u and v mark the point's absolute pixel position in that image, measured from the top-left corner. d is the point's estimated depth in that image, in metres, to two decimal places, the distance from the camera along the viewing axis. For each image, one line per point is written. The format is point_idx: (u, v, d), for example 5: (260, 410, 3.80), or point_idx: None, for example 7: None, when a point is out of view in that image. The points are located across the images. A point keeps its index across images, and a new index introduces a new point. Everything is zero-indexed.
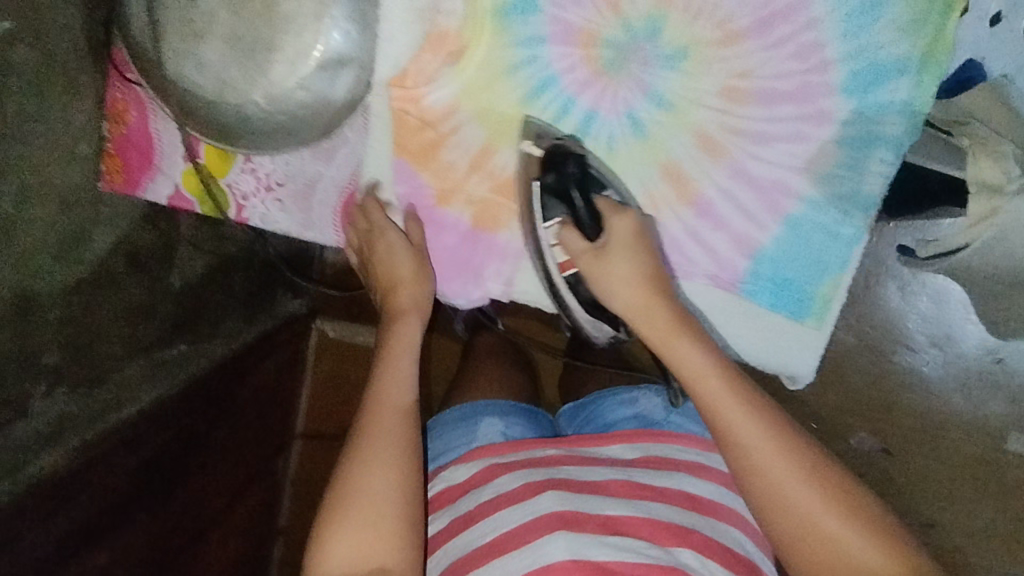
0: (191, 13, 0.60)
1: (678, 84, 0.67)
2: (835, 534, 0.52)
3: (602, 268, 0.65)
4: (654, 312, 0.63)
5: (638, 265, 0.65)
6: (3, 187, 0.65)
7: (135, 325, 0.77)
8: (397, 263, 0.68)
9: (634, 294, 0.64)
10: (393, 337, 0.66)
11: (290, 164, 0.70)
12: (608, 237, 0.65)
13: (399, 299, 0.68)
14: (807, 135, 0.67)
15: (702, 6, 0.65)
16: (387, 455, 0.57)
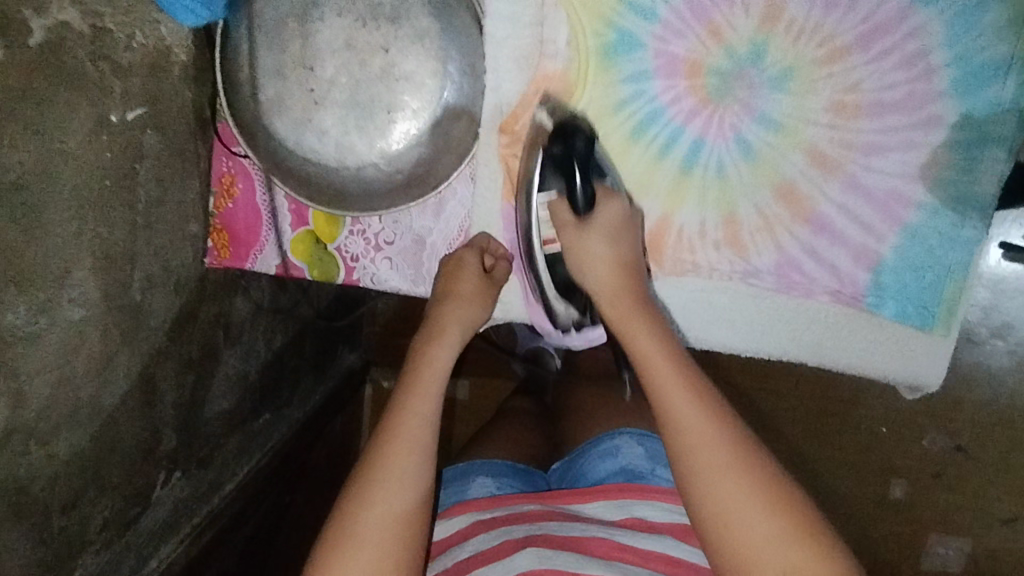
0: (310, 84, 0.60)
1: (786, 105, 0.66)
2: (744, 512, 0.54)
3: (582, 243, 0.66)
4: (636, 332, 0.63)
5: (615, 257, 0.66)
6: (131, 277, 0.62)
7: (239, 400, 0.81)
8: (462, 280, 0.67)
9: (605, 276, 0.66)
10: (423, 362, 0.65)
11: (398, 222, 0.69)
12: (596, 217, 0.66)
13: (443, 315, 0.67)
14: (918, 142, 0.67)
15: (804, 26, 0.65)
16: (387, 509, 0.57)
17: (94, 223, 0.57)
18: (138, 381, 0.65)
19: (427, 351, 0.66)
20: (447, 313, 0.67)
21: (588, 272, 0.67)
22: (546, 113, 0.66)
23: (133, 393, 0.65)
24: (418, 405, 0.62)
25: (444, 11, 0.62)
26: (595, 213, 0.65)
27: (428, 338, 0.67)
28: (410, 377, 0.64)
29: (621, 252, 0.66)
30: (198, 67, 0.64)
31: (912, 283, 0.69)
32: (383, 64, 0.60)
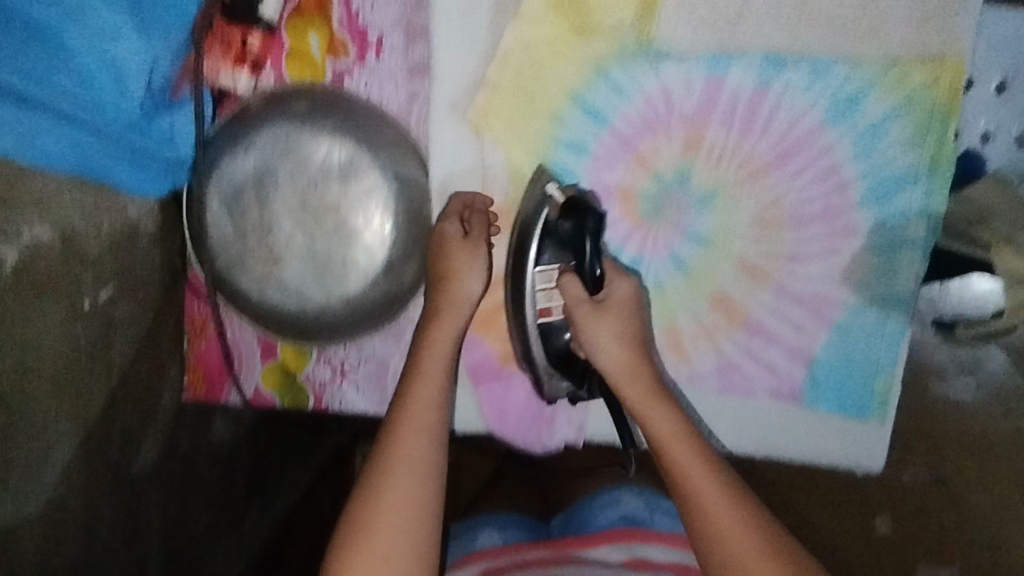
0: (270, 242, 0.64)
1: (713, 223, 0.72)
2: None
3: (592, 321, 0.65)
4: (654, 415, 0.62)
5: (624, 336, 0.66)
6: (112, 437, 0.64)
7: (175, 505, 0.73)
8: (453, 255, 0.65)
9: (618, 355, 0.65)
10: (425, 357, 0.62)
11: (363, 349, 0.73)
12: (607, 294, 0.67)
13: (443, 296, 0.65)
14: (839, 248, 0.73)
15: (723, 152, 0.71)
16: (398, 511, 0.56)
17: (69, 410, 0.59)
18: (125, 512, 0.67)
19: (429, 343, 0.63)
20: (448, 290, 0.64)
21: (599, 351, 0.65)
22: (557, 188, 0.68)
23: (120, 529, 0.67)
24: (426, 392, 0.61)
25: (394, 164, 0.66)
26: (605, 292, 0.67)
27: (429, 319, 0.64)
28: (411, 378, 0.62)
29: (631, 330, 0.66)
30: (164, 228, 0.66)
31: (845, 377, 0.75)
32: (336, 221, 0.65)
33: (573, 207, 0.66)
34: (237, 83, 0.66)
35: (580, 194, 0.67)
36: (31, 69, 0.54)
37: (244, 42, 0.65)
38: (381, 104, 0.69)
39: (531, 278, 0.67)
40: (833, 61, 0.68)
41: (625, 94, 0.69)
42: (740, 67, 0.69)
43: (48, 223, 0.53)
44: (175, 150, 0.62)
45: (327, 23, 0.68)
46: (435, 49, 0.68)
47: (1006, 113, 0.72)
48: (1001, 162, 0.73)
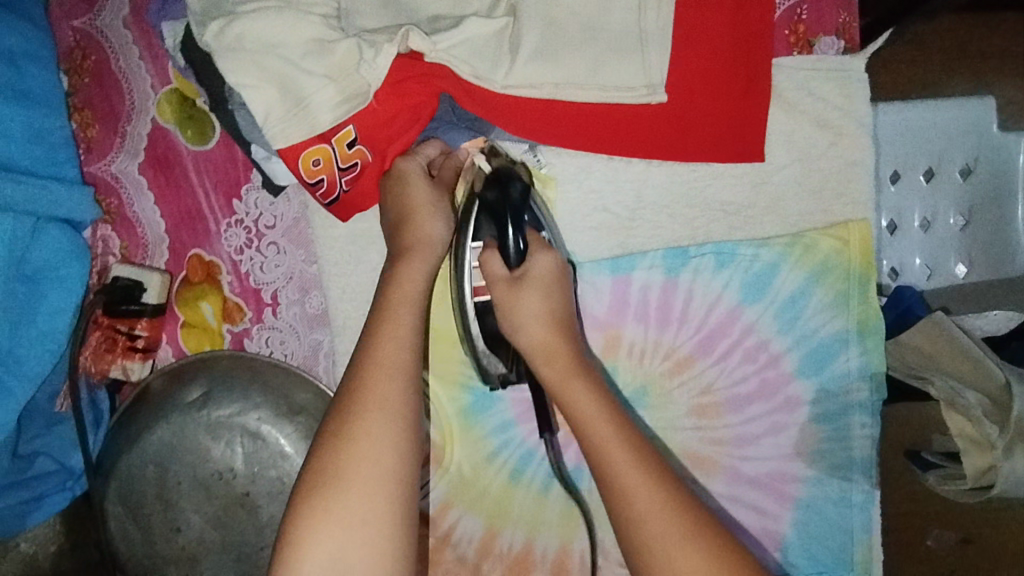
0: (180, 540, 0.60)
1: (649, 420, 0.68)
2: None
3: (514, 299, 0.56)
4: (581, 407, 0.52)
5: (553, 316, 0.56)
6: None
7: None
8: (410, 195, 0.58)
9: (541, 334, 0.55)
10: (398, 278, 0.54)
11: None
12: (529, 270, 0.57)
13: (413, 235, 0.57)
14: (784, 424, 0.68)
15: (644, 348, 0.68)
16: (383, 410, 0.47)
17: None
18: None
19: (389, 319, 0.52)
20: (412, 228, 0.57)
21: (520, 332, 0.56)
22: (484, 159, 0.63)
23: None
24: (388, 366, 0.49)
25: (306, 428, 0.63)
26: (529, 264, 0.58)
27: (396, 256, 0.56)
28: (385, 295, 0.53)
29: (557, 306, 0.57)
30: (70, 540, 0.63)
31: (822, 556, 0.69)
32: (245, 505, 0.60)
33: (494, 179, 0.60)
34: (129, 372, 0.64)
35: (506, 167, 0.61)
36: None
37: (131, 333, 0.63)
38: (286, 359, 0.67)
39: (468, 257, 0.62)
40: (736, 244, 0.67)
41: None
42: (644, 265, 0.67)
43: None
44: (66, 471, 0.60)
45: (218, 289, 0.66)
46: (330, 297, 0.67)
47: (938, 198, 0.72)
48: (931, 254, 0.73)
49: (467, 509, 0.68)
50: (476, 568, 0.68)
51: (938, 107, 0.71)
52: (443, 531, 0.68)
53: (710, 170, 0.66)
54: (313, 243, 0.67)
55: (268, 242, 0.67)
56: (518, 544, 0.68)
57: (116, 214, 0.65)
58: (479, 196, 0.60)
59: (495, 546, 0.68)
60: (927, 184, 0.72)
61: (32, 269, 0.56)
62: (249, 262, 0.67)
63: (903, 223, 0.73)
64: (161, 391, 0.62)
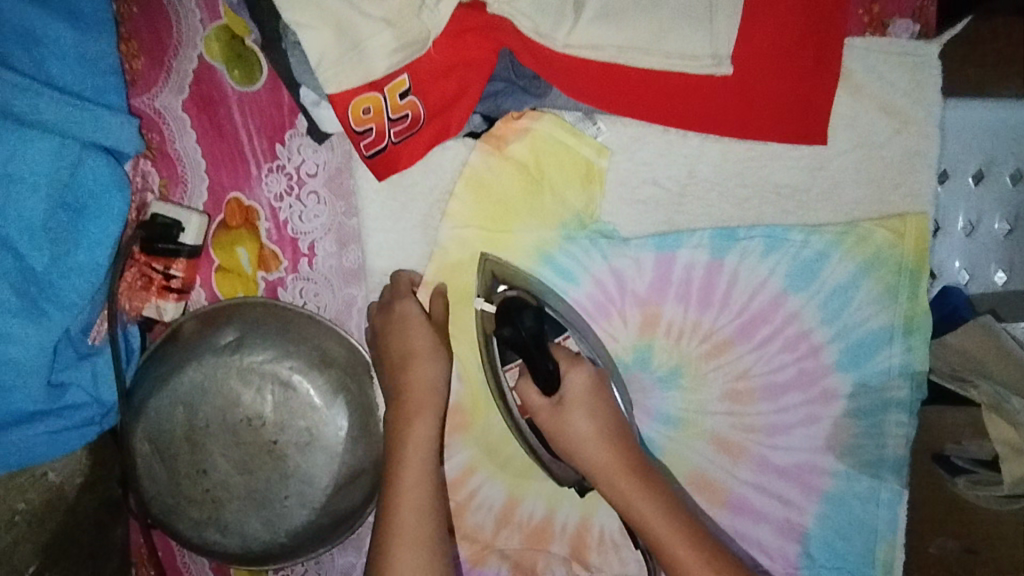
0: (205, 483, 0.60)
1: (681, 401, 0.67)
2: None
3: (562, 426, 0.60)
4: (639, 506, 0.58)
5: (604, 435, 0.59)
6: None
7: None
8: (410, 337, 0.61)
9: (602, 458, 0.59)
10: (408, 388, 0.60)
11: (321, 562, 0.69)
12: (564, 395, 0.60)
13: (412, 370, 0.60)
14: (818, 415, 0.67)
15: (683, 328, 0.66)
16: (416, 506, 0.57)
17: None
18: None
19: (408, 426, 0.59)
20: (405, 353, 0.60)
21: (580, 454, 0.59)
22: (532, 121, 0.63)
23: None
24: (414, 477, 0.57)
25: (337, 381, 0.63)
26: (562, 388, 0.60)
27: (395, 368, 0.60)
28: (400, 407, 0.59)
29: (609, 425, 0.60)
30: (92, 474, 0.62)
31: (843, 550, 0.69)
32: (275, 452, 0.61)
33: (506, 315, 0.60)
34: (163, 312, 0.63)
35: (517, 295, 0.62)
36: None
37: (167, 273, 0.62)
38: (319, 310, 0.66)
39: (509, 383, 0.64)
40: (787, 229, 0.65)
41: (574, 280, 0.66)
42: (690, 244, 0.65)
43: None
44: (96, 406, 0.59)
45: (255, 236, 0.66)
46: (368, 252, 0.66)
47: (986, 202, 0.69)
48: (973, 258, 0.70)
49: (490, 475, 0.68)
50: (495, 534, 0.68)
51: (1006, 103, 0.67)
52: (464, 496, 0.68)
53: (767, 149, 0.64)
54: (354, 196, 0.65)
55: (309, 191, 0.65)
56: (539, 514, 0.68)
57: (157, 149, 0.64)
58: (498, 335, 0.60)
59: (515, 514, 0.68)
60: (975, 187, 0.70)
61: (73, 198, 0.55)
62: (289, 210, 0.65)
63: (946, 225, 0.70)
64: (192, 334, 0.61)
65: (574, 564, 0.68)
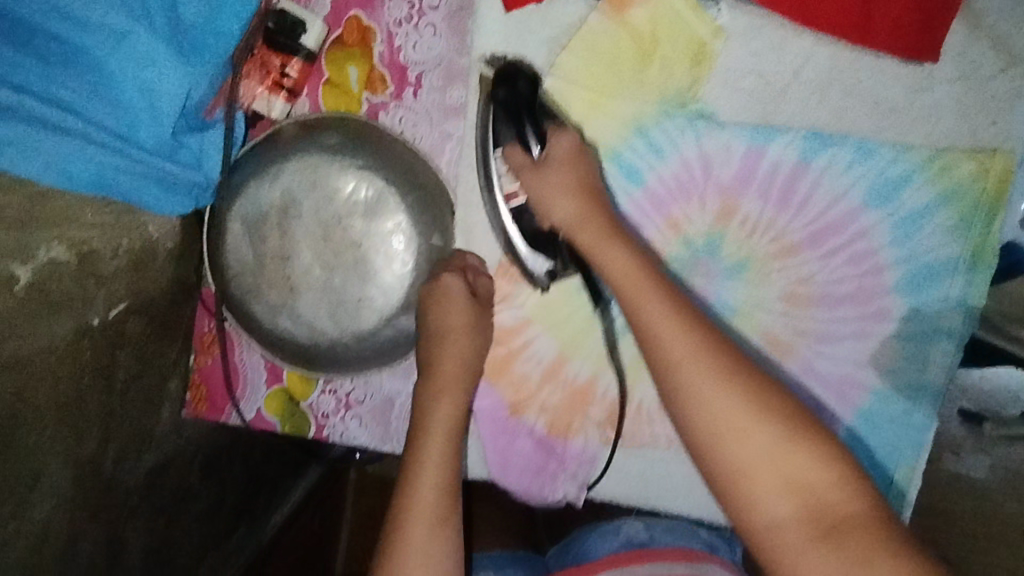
0: (288, 270, 0.64)
1: (742, 294, 0.69)
2: (711, 396, 0.52)
3: (542, 183, 0.63)
4: (647, 308, 0.56)
5: (579, 185, 0.62)
6: (115, 450, 0.61)
7: (100, 505, 0.61)
8: (449, 313, 0.63)
9: (569, 206, 0.62)
10: (444, 348, 0.63)
11: (369, 383, 0.72)
12: (550, 153, 0.63)
13: (452, 346, 0.63)
14: (868, 331, 0.70)
15: (756, 224, 0.68)
16: (436, 460, 0.59)
17: (70, 423, 0.54)
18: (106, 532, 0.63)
19: (441, 383, 0.62)
20: (444, 319, 0.63)
21: (552, 208, 0.63)
22: None
23: (91, 495, 0.59)
24: (439, 429, 0.61)
25: (423, 204, 0.65)
26: (547, 148, 0.63)
27: (439, 334, 0.63)
28: (434, 360, 0.63)
29: (584, 180, 0.63)
30: (182, 247, 0.65)
31: (864, 465, 0.72)
32: (357, 257, 0.64)
33: (504, 78, 0.64)
34: (272, 108, 0.66)
35: (515, 65, 0.65)
36: (29, 83, 0.52)
37: (282, 69, 0.65)
38: (414, 141, 0.69)
39: (495, 159, 0.66)
40: (878, 143, 0.67)
41: (662, 155, 0.68)
42: (782, 141, 0.67)
43: (66, 241, 0.49)
44: (200, 177, 0.59)
45: (367, 56, 0.68)
46: (471, 91, 0.67)
47: None
48: None
49: (546, 329, 0.71)
50: (538, 387, 0.71)
51: None
52: (516, 345, 0.71)
53: (873, 64, 0.66)
54: (469, 35, 0.67)
55: (427, 22, 0.67)
56: (584, 375, 0.71)
57: None
58: (493, 101, 0.65)
59: (562, 371, 0.71)
60: None
61: None
62: (404, 37, 0.67)
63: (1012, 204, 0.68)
64: (292, 137, 0.64)
65: (607, 432, 0.72)
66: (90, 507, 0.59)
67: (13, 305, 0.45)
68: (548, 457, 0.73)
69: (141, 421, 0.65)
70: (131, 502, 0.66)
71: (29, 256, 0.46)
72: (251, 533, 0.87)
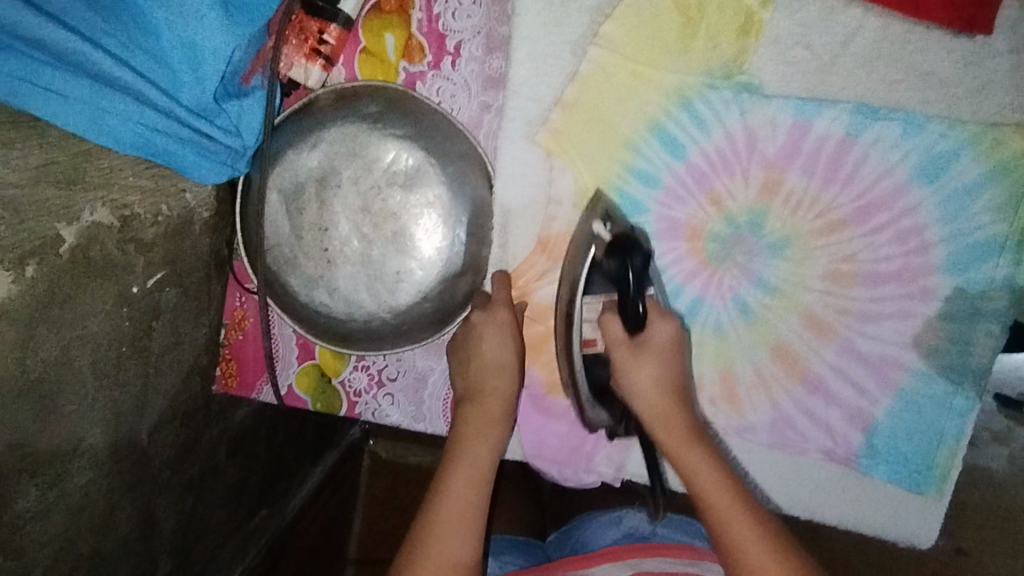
0: (325, 243, 0.63)
1: (784, 271, 0.68)
2: (743, 534, 0.55)
3: (632, 366, 0.63)
4: (697, 478, 0.59)
5: (668, 392, 0.63)
6: (149, 421, 0.60)
7: (134, 477, 0.60)
8: (491, 315, 0.63)
9: (656, 403, 0.63)
10: (486, 338, 0.63)
11: (403, 360, 0.71)
12: (647, 338, 0.63)
13: (491, 339, 0.63)
14: (912, 312, 0.68)
15: (801, 200, 0.67)
16: (475, 457, 0.59)
17: (108, 390, 0.53)
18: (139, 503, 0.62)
19: (487, 373, 0.63)
20: (488, 314, 0.64)
21: (636, 398, 0.63)
22: None
23: (124, 467, 0.58)
24: (482, 420, 0.61)
25: (462, 176, 0.64)
26: (646, 332, 0.63)
27: (482, 321, 0.64)
28: (476, 355, 0.64)
29: (670, 377, 0.63)
30: (216, 217, 0.64)
31: (905, 448, 0.70)
32: (396, 229, 0.63)
33: (620, 246, 0.62)
34: (309, 77, 0.64)
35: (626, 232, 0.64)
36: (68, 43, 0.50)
37: (320, 35, 0.63)
38: (452, 112, 0.67)
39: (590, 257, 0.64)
40: (927, 118, 0.65)
41: (705, 129, 0.66)
42: (829, 115, 0.65)
43: (108, 203, 0.47)
44: (238, 143, 0.58)
45: (405, 23, 0.66)
46: (512, 61, 0.66)
47: None
48: None
49: None
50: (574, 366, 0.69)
51: None
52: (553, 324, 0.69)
53: (924, 35, 0.64)
54: (511, 2, 0.66)
55: None
56: None
57: None
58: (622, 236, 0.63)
59: None
60: None
61: None
62: (444, 4, 0.66)
63: None
64: (325, 107, 0.63)
65: None
66: (124, 478, 0.58)
67: (60, 267, 0.44)
68: (584, 435, 0.71)
69: (174, 395, 0.64)
70: (161, 476, 0.65)
71: (74, 216, 0.44)
72: (274, 514, 0.85)
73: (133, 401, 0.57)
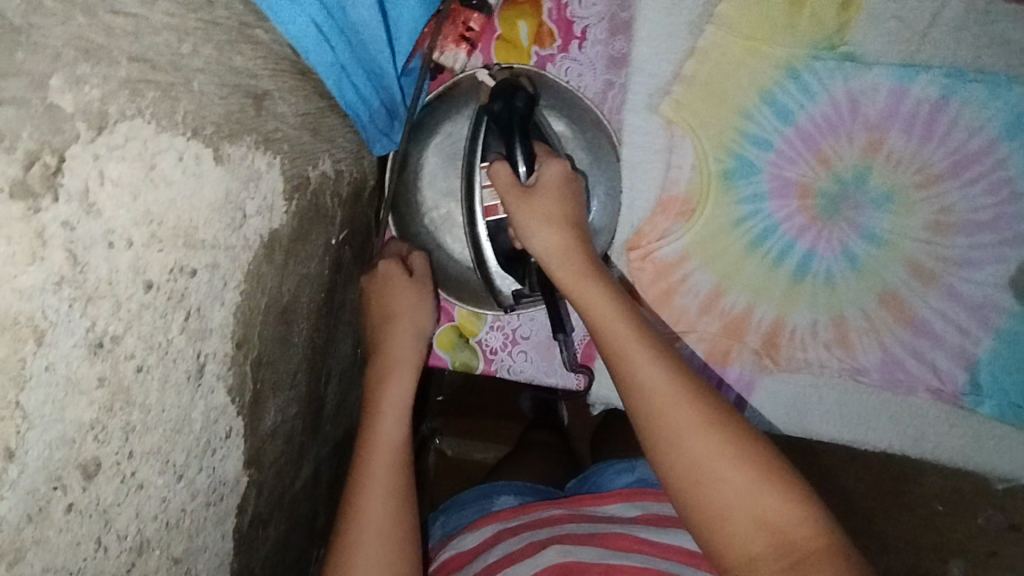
0: None
1: (889, 224, 0.74)
2: (648, 378, 0.51)
3: (529, 208, 0.59)
4: (595, 306, 0.55)
5: (562, 218, 0.60)
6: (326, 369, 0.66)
7: (312, 423, 0.65)
8: (395, 291, 0.65)
9: (551, 237, 0.59)
10: (380, 293, 0.65)
11: (535, 318, 0.76)
12: (541, 180, 0.61)
13: (397, 297, 0.65)
14: (1007, 257, 0.74)
15: (902, 157, 0.73)
16: (394, 389, 0.59)
17: (308, 331, 0.58)
18: (314, 449, 0.67)
19: (389, 322, 0.64)
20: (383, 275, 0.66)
21: (532, 237, 0.59)
22: None
23: (308, 411, 0.63)
24: (395, 358, 0.61)
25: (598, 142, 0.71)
26: (535, 178, 0.61)
27: (393, 280, 0.65)
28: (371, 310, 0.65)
29: (570, 214, 0.60)
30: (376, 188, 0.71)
31: (1006, 385, 0.75)
32: None
33: (500, 92, 0.66)
34: (455, 61, 0.72)
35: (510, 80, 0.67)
36: None
37: (468, 24, 0.71)
38: (579, 90, 0.75)
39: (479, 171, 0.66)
40: (1013, 80, 0.72)
41: (812, 95, 0.73)
42: (924, 81, 0.73)
43: (333, 155, 0.57)
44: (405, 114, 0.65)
45: (538, 12, 0.73)
46: (636, 42, 0.74)
47: None
48: None
49: (703, 262, 0.76)
50: (697, 317, 0.76)
51: None
52: (676, 278, 0.76)
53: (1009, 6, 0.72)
54: None
55: None
56: (740, 305, 0.76)
57: None
58: (488, 112, 0.65)
59: (719, 301, 0.76)
60: None
61: None
62: None
63: None
64: (470, 88, 0.70)
65: (763, 357, 0.76)
66: (307, 423, 0.63)
67: (302, 208, 0.52)
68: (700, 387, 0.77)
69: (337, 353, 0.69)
70: (326, 428, 0.70)
71: (315, 161, 0.54)
72: None
73: (316, 348, 0.62)
